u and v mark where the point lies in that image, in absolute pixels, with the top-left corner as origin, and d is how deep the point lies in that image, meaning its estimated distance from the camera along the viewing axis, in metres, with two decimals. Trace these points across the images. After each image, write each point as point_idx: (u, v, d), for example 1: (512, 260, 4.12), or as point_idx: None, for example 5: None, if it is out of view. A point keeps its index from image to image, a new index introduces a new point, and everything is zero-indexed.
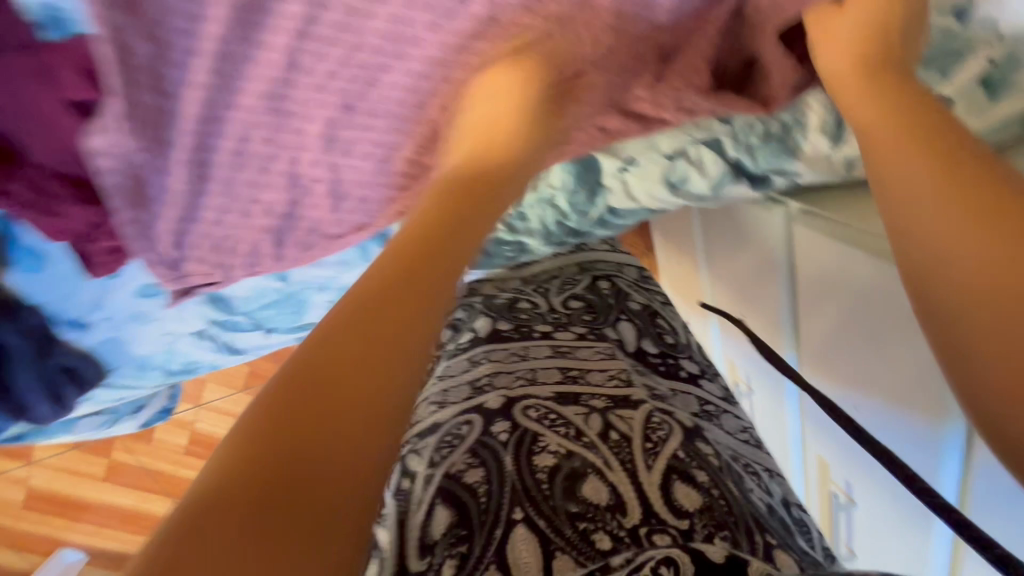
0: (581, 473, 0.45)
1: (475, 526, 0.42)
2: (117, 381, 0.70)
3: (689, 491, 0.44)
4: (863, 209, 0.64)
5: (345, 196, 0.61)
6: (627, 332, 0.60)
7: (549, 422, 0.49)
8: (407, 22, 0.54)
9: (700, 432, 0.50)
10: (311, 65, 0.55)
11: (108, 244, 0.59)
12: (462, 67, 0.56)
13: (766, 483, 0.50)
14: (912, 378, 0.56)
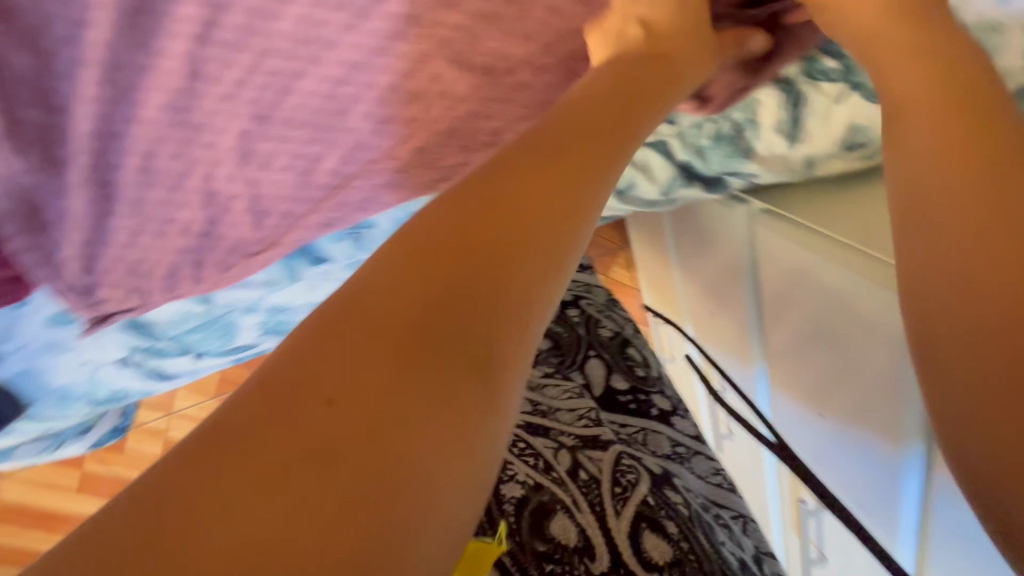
0: (549, 510, 0.48)
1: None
2: (40, 414, 0.67)
3: (657, 541, 0.48)
4: (827, 203, 0.58)
5: (268, 212, 0.55)
6: (595, 369, 0.66)
7: (519, 451, 0.52)
8: (319, 23, 0.49)
9: (668, 479, 0.55)
10: (217, 73, 0.50)
11: (5, 273, 0.53)
12: (386, 71, 0.50)
13: (734, 539, 0.56)
14: (871, 392, 0.53)
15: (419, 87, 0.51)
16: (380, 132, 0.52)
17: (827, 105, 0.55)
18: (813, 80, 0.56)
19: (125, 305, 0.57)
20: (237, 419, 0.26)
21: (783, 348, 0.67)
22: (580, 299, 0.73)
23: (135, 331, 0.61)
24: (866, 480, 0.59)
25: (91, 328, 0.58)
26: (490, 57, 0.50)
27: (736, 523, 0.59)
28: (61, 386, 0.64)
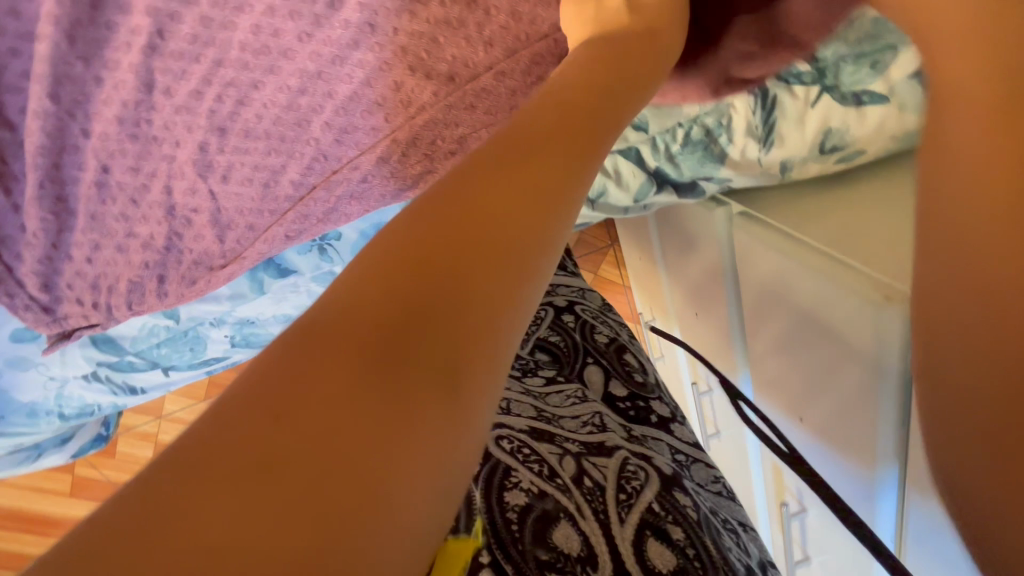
0: (553, 517, 0.44)
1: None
2: (8, 430, 0.66)
3: (661, 548, 0.44)
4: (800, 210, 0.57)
5: (230, 225, 0.53)
6: (594, 375, 0.63)
7: (523, 456, 0.48)
8: (271, 31, 0.47)
9: (677, 481, 0.50)
10: (171, 85, 0.48)
11: None
12: (345, 79, 0.48)
13: (742, 543, 0.51)
14: (846, 408, 0.53)
15: (381, 95, 0.48)
16: (342, 141, 0.50)
17: (801, 108, 0.54)
18: (785, 84, 0.54)
19: (86, 322, 0.56)
20: (233, 407, 0.21)
21: (760, 355, 0.67)
22: (575, 304, 0.70)
23: (100, 346, 0.60)
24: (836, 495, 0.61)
25: (53, 346, 0.57)
26: (451, 63, 0.48)
27: (743, 530, 0.55)
28: (28, 402, 0.63)
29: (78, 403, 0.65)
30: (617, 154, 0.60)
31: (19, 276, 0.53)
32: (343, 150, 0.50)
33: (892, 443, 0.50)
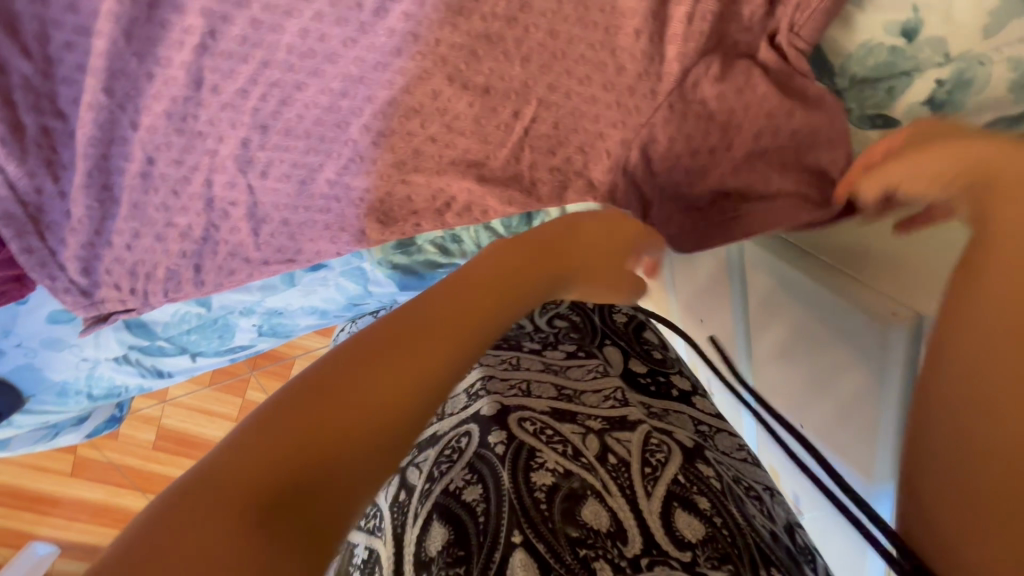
0: (579, 496, 0.50)
1: (473, 550, 0.45)
2: (36, 408, 0.68)
3: (691, 520, 0.50)
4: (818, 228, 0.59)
5: (266, 219, 0.56)
6: (614, 353, 0.69)
7: (546, 437, 0.53)
8: (318, 36, 0.49)
9: (700, 454, 0.56)
10: (218, 83, 0.50)
11: (9, 272, 0.55)
12: (386, 86, 0.51)
13: (768, 509, 0.56)
14: (847, 419, 0.55)
15: (418, 102, 0.51)
16: (376, 144, 0.53)
17: None
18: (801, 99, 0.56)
19: (123, 307, 0.59)
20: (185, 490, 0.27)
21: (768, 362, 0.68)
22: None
23: (133, 330, 0.62)
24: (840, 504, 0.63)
25: (90, 328, 0.59)
26: (489, 75, 0.50)
27: (771, 500, 0.58)
28: (59, 381, 0.65)
29: (106, 384, 0.67)
30: None
31: (61, 262, 0.55)
32: (377, 152, 0.53)
33: (888, 451, 0.52)
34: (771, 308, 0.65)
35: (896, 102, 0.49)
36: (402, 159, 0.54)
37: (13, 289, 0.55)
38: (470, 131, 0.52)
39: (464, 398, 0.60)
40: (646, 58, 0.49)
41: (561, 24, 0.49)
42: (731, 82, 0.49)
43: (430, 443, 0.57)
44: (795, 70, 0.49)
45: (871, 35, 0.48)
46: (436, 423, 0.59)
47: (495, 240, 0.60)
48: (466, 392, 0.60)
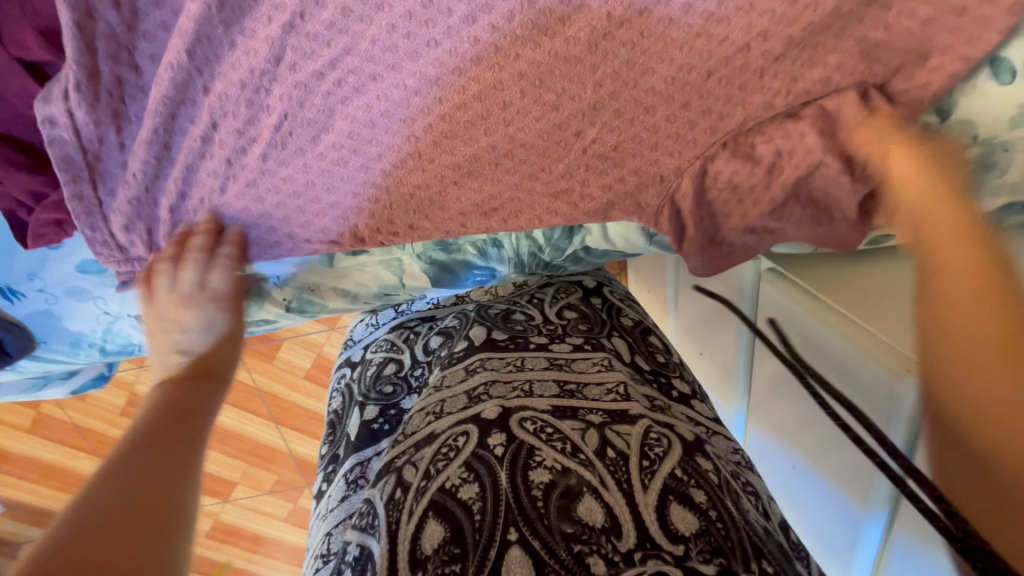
0: (576, 492, 0.51)
1: (470, 547, 0.47)
2: (45, 356, 0.66)
3: (685, 514, 0.49)
4: (824, 270, 0.68)
5: (316, 199, 0.58)
6: (622, 344, 0.71)
7: (545, 435, 0.55)
8: (405, 35, 0.50)
9: (700, 448, 0.56)
10: (298, 62, 0.51)
11: (51, 216, 0.54)
12: (459, 90, 0.52)
13: (764, 506, 0.54)
14: (831, 442, 0.65)
15: (487, 110, 0.53)
16: (437, 143, 0.55)
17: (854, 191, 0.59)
18: None
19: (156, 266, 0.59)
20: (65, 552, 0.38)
21: (777, 389, 0.76)
22: (603, 287, 0.81)
23: None
24: (838, 518, 0.68)
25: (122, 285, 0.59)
26: (561, 94, 0.53)
27: (768, 497, 0.57)
28: (75, 331, 0.64)
29: (121, 341, 0.66)
30: None
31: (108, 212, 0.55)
32: (435, 151, 0.56)
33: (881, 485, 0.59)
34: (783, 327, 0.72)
35: None
36: (459, 162, 0.56)
37: (53, 233, 0.55)
38: (531, 144, 0.55)
39: (464, 398, 0.62)
40: (712, 102, 0.51)
41: (639, 56, 0.50)
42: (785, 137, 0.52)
43: (427, 440, 0.58)
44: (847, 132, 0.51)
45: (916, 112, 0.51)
46: (435, 422, 0.60)
47: (533, 249, 0.63)
48: (468, 393, 0.62)
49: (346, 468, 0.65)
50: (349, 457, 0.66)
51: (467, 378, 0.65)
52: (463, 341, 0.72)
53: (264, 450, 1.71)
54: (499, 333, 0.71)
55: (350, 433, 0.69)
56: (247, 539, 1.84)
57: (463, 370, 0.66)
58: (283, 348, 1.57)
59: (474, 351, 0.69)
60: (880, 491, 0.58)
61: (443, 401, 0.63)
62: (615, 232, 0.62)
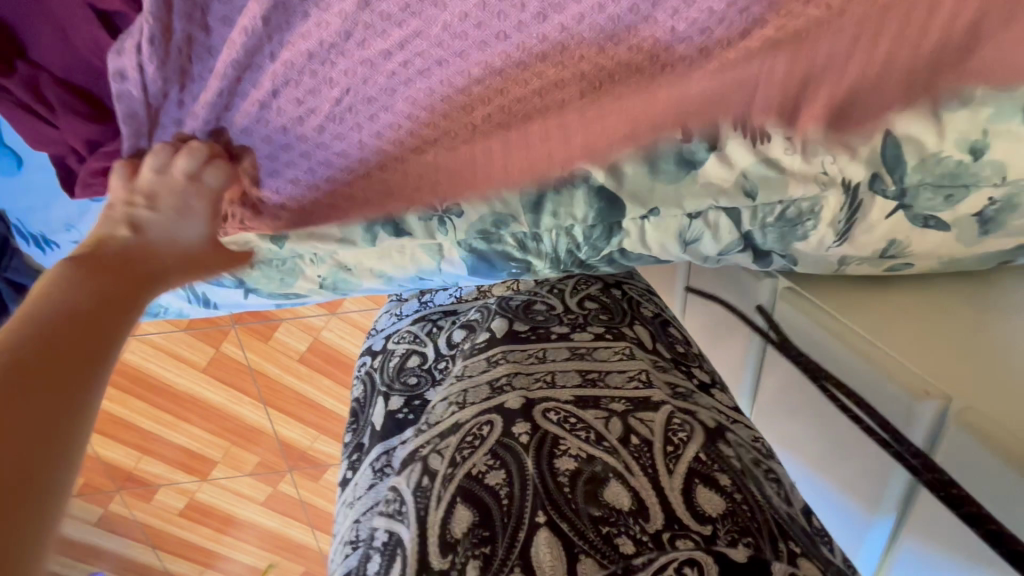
0: (602, 477, 0.52)
1: (498, 529, 0.48)
2: None
3: (711, 495, 0.50)
4: (842, 295, 0.74)
5: (367, 176, 0.59)
6: (644, 332, 0.72)
7: (569, 425, 0.56)
8: (477, 24, 0.52)
9: (720, 435, 0.57)
10: (367, 39, 0.52)
11: (99, 166, 0.57)
12: (520, 82, 0.55)
13: (786, 491, 0.54)
14: (844, 449, 0.70)
15: (544, 104, 0.56)
16: (493, 131, 0.57)
17: (876, 219, 0.64)
18: (873, 189, 0.62)
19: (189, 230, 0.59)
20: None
21: (788, 401, 0.80)
22: (624, 280, 0.81)
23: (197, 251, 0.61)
24: (841, 521, 0.73)
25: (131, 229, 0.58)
26: (613, 97, 0.56)
27: (790, 482, 0.56)
28: None
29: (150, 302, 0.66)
30: (721, 211, 0.62)
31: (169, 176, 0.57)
32: (490, 141, 0.57)
33: (892, 489, 0.64)
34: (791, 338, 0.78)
35: (954, 207, 0.62)
36: (511, 151, 0.58)
37: (100, 183, 0.58)
38: (581, 140, 0.58)
39: (487, 389, 0.62)
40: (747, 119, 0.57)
41: (687, 68, 0.55)
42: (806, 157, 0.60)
43: (452, 430, 0.58)
44: (874, 161, 0.60)
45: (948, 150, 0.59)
46: (460, 412, 0.60)
47: (572, 247, 0.64)
48: (491, 383, 0.63)
49: (371, 458, 0.67)
50: (376, 446, 0.67)
51: (489, 369, 0.66)
52: (486, 333, 0.72)
53: (249, 430, 1.68)
54: (520, 325, 0.71)
55: (375, 423, 0.71)
56: (218, 519, 1.80)
57: (485, 360, 0.67)
58: (280, 329, 1.55)
59: (496, 343, 0.69)
60: (893, 492, 0.64)
61: (465, 391, 0.63)
62: (654, 236, 0.64)
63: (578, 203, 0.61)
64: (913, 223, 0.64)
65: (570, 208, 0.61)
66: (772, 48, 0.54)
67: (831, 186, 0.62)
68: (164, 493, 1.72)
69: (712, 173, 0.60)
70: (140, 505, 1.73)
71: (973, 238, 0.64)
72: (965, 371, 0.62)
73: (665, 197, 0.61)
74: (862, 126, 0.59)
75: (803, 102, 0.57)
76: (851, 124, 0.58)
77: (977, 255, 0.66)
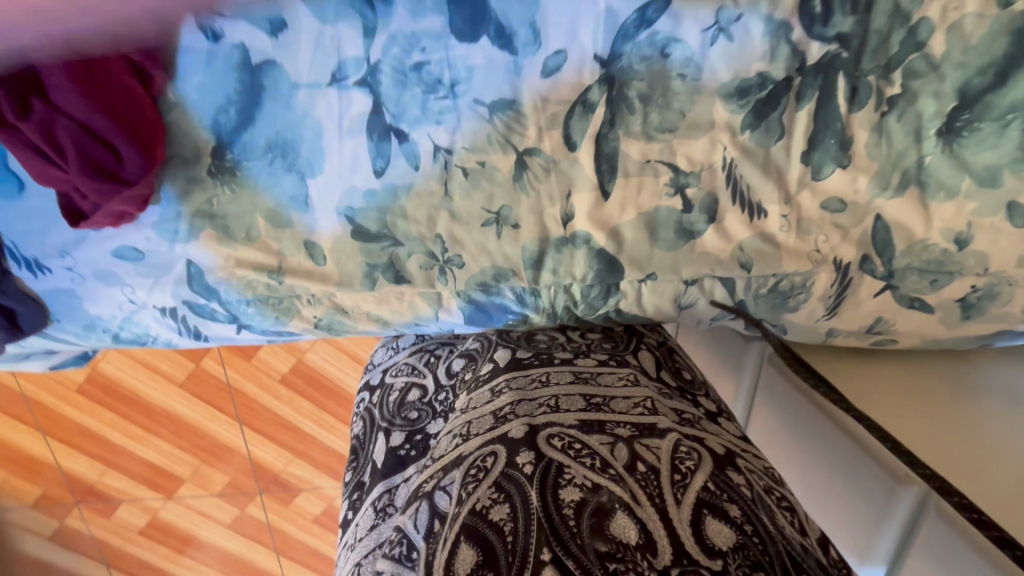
0: (608, 509, 0.44)
1: (503, 570, 0.40)
2: (55, 333, 0.64)
3: (721, 528, 0.43)
4: (830, 365, 0.77)
5: (369, 220, 0.59)
6: (648, 359, 0.66)
7: (574, 452, 0.49)
8: (490, 83, 0.55)
9: (730, 461, 0.49)
10: (386, 93, 0.55)
11: (114, 210, 0.54)
12: (525, 141, 0.57)
13: (800, 520, 0.46)
14: (830, 501, 0.69)
15: (547, 163, 0.58)
16: (497, 185, 0.58)
17: (864, 296, 0.65)
18: (863, 270, 0.64)
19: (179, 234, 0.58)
20: None
21: (785, 449, 0.77)
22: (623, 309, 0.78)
23: (193, 285, 0.60)
24: None
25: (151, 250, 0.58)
26: (613, 163, 0.58)
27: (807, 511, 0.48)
28: (94, 313, 0.62)
29: (138, 330, 0.64)
30: (717, 279, 0.63)
31: (179, 210, 0.57)
32: (495, 196, 0.59)
33: (881, 546, 0.63)
34: (779, 398, 0.78)
35: (937, 291, 0.64)
36: (514, 208, 0.59)
37: (108, 222, 0.55)
38: (582, 202, 0.59)
39: (491, 419, 0.54)
40: (735, 188, 0.60)
41: (679, 142, 0.58)
42: (799, 231, 0.62)
43: (455, 463, 0.51)
44: (863, 240, 0.62)
45: (931, 237, 0.62)
46: (462, 445, 0.53)
47: (569, 303, 0.64)
48: (494, 413, 0.55)
49: (373, 498, 0.64)
50: (378, 484, 0.65)
51: (493, 400, 0.57)
52: (490, 364, 0.65)
53: (221, 448, 1.63)
54: (524, 353, 0.65)
55: (377, 461, 0.68)
56: (177, 540, 1.73)
57: (489, 390, 0.59)
58: (264, 348, 1.53)
59: (500, 372, 0.62)
60: (879, 549, 0.63)
61: (470, 422, 0.56)
62: (650, 299, 0.64)
63: (579, 262, 0.61)
64: (899, 302, 0.65)
65: (571, 266, 0.62)
66: (762, 128, 0.58)
67: (824, 261, 0.63)
68: (125, 509, 1.65)
69: (709, 241, 0.62)
70: (98, 520, 1.66)
71: (956, 320, 0.66)
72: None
73: (663, 262, 0.62)
74: (850, 210, 0.61)
75: (793, 180, 0.60)
76: (843, 206, 0.61)
77: (957, 338, 0.68)
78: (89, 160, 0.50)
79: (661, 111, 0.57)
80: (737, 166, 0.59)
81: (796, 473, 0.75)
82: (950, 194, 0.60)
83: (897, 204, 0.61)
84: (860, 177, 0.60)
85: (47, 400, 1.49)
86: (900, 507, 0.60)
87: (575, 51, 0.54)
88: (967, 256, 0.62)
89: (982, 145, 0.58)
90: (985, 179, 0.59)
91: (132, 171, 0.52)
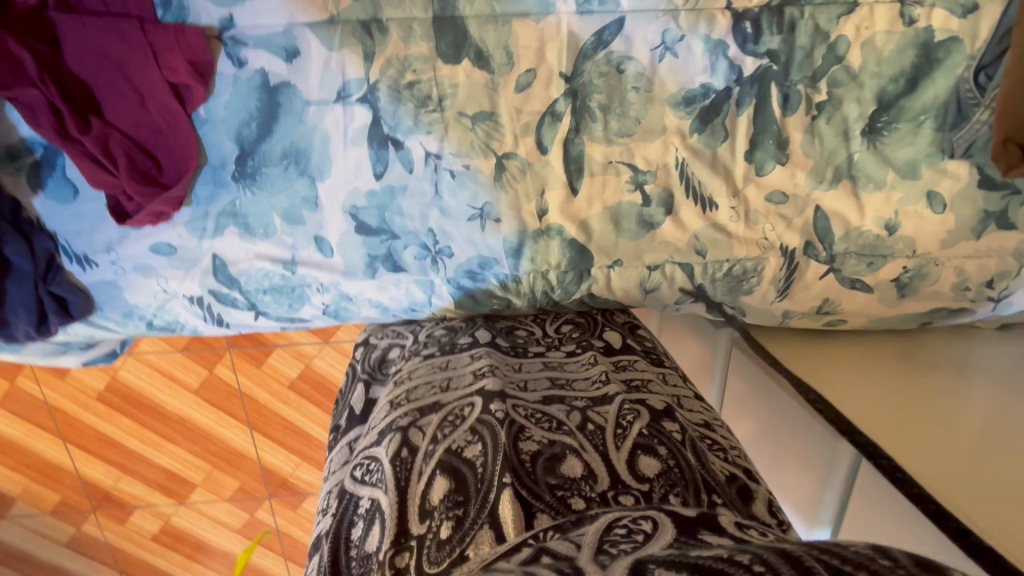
0: (560, 455, 0.52)
1: (472, 494, 0.49)
2: (97, 321, 0.73)
3: (650, 460, 0.52)
4: (799, 348, 0.83)
5: (371, 215, 0.68)
6: (613, 336, 0.74)
7: (535, 419, 0.56)
8: (472, 98, 0.65)
9: (667, 413, 0.58)
10: (383, 106, 0.64)
11: (154, 210, 0.64)
12: (503, 146, 0.67)
13: (728, 458, 0.55)
14: (792, 465, 0.77)
15: (522, 165, 0.67)
16: (480, 184, 0.67)
17: (811, 279, 0.73)
18: (808, 255, 0.72)
19: (206, 231, 0.67)
20: None
21: (757, 423, 0.85)
22: None
23: (217, 275, 0.70)
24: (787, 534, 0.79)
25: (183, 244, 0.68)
26: (580, 164, 0.68)
27: (736, 449, 0.57)
28: (131, 303, 0.71)
29: (169, 318, 0.73)
30: (676, 264, 0.71)
31: (207, 210, 0.66)
32: (479, 195, 0.68)
33: (829, 504, 0.70)
34: (747, 374, 0.87)
35: (874, 273, 0.72)
36: (496, 204, 0.68)
37: (149, 221, 0.65)
38: (554, 198, 0.68)
39: (470, 376, 0.62)
40: (688, 183, 0.69)
41: (637, 146, 0.67)
42: (747, 222, 0.70)
43: (433, 408, 0.59)
44: (805, 228, 0.71)
45: (865, 224, 0.70)
46: (442, 394, 0.61)
47: (546, 287, 0.73)
48: (473, 372, 0.63)
49: (349, 436, 0.69)
50: (354, 428, 0.70)
51: (472, 361, 0.66)
52: (468, 338, 0.72)
53: (233, 453, 1.70)
54: (502, 340, 0.72)
55: (353, 406, 0.73)
56: (190, 546, 1.79)
57: (468, 354, 0.68)
58: (273, 355, 1.61)
59: (479, 345, 0.70)
60: (827, 506, 0.70)
61: (449, 378, 0.64)
62: (619, 284, 0.73)
63: (553, 251, 0.70)
64: (842, 284, 0.73)
65: (547, 255, 0.70)
66: (707, 132, 0.67)
67: (771, 248, 0.71)
68: (140, 515, 1.72)
69: (667, 231, 0.70)
70: (113, 527, 1.72)
71: (893, 299, 0.74)
72: (994, 463, 0.62)
73: (627, 250, 0.71)
74: (791, 202, 0.70)
75: (739, 176, 0.69)
76: (785, 198, 0.70)
77: (897, 316, 0.75)
78: (135, 168, 0.61)
79: (619, 119, 0.66)
80: (688, 165, 0.68)
81: (765, 444, 0.83)
82: (877, 185, 0.69)
83: (832, 196, 0.69)
84: (798, 173, 0.69)
85: (68, 407, 1.57)
86: (843, 462, 0.69)
87: (542, 70, 0.64)
88: (897, 240, 0.70)
89: (900, 143, 0.67)
90: (906, 171, 0.68)
91: (169, 175, 0.63)
